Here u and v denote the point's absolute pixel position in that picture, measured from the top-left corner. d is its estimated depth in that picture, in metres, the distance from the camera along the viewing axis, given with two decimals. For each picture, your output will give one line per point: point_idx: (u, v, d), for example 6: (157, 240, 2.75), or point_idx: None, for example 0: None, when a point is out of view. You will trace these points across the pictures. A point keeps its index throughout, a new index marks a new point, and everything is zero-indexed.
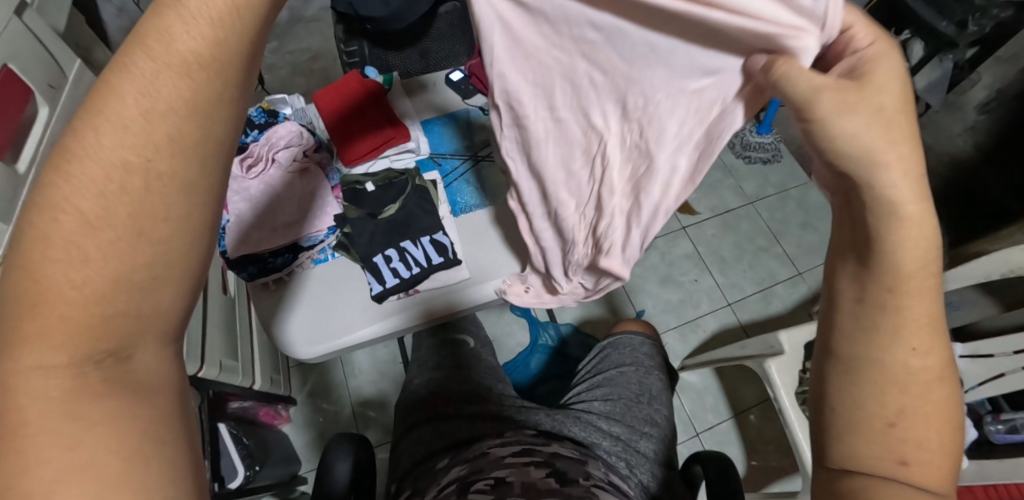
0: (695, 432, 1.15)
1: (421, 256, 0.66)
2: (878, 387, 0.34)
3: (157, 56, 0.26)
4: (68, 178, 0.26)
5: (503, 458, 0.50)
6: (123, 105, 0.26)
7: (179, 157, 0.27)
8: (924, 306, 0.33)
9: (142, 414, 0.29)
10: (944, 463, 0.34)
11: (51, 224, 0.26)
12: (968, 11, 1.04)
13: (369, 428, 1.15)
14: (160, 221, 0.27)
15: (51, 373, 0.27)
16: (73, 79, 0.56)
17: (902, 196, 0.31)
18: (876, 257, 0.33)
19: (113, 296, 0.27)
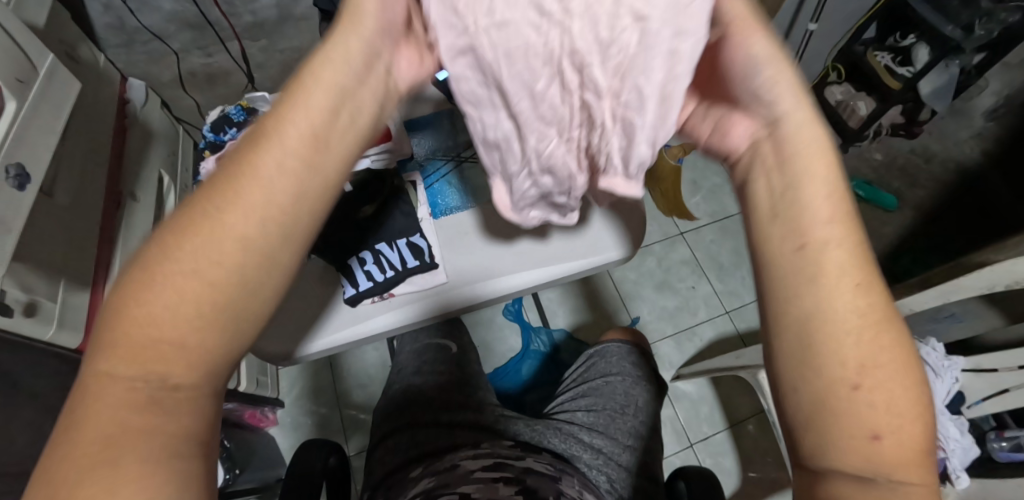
0: (688, 443, 1.13)
1: (397, 258, 0.65)
2: (835, 346, 0.30)
3: (262, 138, 0.29)
4: (176, 224, 0.28)
5: (472, 473, 0.49)
6: (236, 175, 0.28)
7: (260, 228, 0.28)
8: (851, 239, 0.31)
9: (180, 431, 0.27)
10: (915, 432, 0.30)
11: (139, 258, 0.28)
12: (975, 15, 1.11)
13: (356, 432, 1.14)
14: (219, 269, 0.28)
15: (117, 386, 0.26)
16: (44, 72, 0.54)
17: (800, 147, 0.31)
18: (800, 187, 0.31)
19: (173, 326, 0.27)
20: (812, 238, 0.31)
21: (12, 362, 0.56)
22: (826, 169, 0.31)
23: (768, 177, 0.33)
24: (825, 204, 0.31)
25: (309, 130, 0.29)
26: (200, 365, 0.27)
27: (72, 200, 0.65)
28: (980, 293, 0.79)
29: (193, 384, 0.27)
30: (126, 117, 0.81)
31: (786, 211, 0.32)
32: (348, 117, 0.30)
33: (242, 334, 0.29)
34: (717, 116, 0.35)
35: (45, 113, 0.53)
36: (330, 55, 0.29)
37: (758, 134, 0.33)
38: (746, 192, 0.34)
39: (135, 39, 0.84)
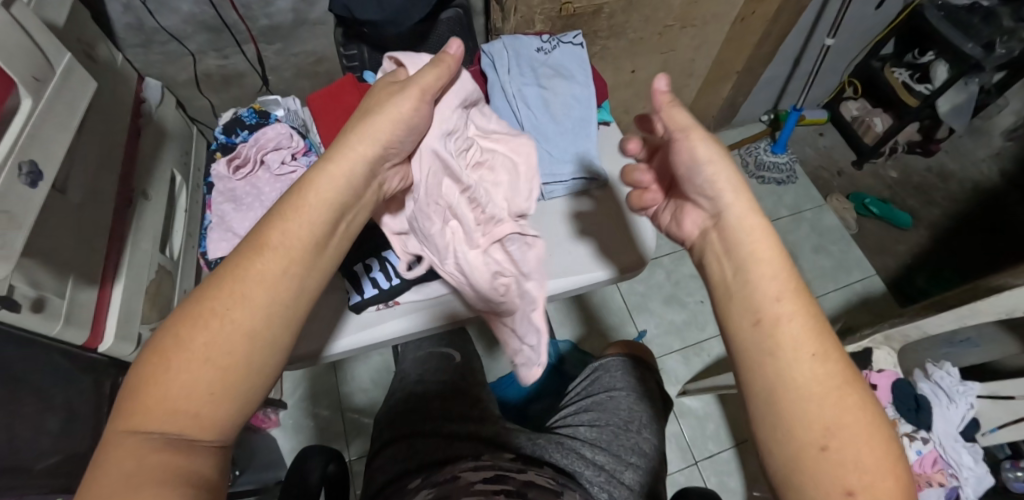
0: (693, 461, 1.11)
1: (403, 267, 0.64)
2: (799, 409, 0.38)
3: (266, 247, 0.40)
4: (199, 312, 0.37)
5: (473, 485, 0.48)
6: (246, 274, 0.39)
7: (265, 314, 0.39)
8: (802, 313, 0.40)
9: (194, 469, 0.35)
10: (891, 484, 0.37)
11: (155, 348, 0.36)
12: (995, 33, 1.09)
13: (357, 437, 1.13)
14: (229, 357, 0.37)
15: (151, 437, 0.35)
16: (61, 71, 0.55)
17: (744, 216, 0.44)
18: (754, 275, 0.42)
19: (187, 399, 0.36)
20: (768, 320, 0.40)
21: (16, 357, 0.56)
22: (768, 251, 0.42)
23: (719, 260, 0.45)
24: (773, 284, 0.41)
25: (309, 240, 0.42)
26: (212, 429, 0.36)
27: (84, 196, 0.65)
28: (997, 318, 0.77)
29: (211, 440, 0.37)
30: (141, 116, 0.82)
31: (739, 296, 0.42)
32: (343, 226, 0.46)
33: (246, 403, 0.38)
34: (676, 209, 0.51)
35: (61, 112, 0.53)
36: (329, 183, 0.44)
37: (706, 224, 0.47)
38: (705, 267, 0.46)
39: (152, 39, 0.85)
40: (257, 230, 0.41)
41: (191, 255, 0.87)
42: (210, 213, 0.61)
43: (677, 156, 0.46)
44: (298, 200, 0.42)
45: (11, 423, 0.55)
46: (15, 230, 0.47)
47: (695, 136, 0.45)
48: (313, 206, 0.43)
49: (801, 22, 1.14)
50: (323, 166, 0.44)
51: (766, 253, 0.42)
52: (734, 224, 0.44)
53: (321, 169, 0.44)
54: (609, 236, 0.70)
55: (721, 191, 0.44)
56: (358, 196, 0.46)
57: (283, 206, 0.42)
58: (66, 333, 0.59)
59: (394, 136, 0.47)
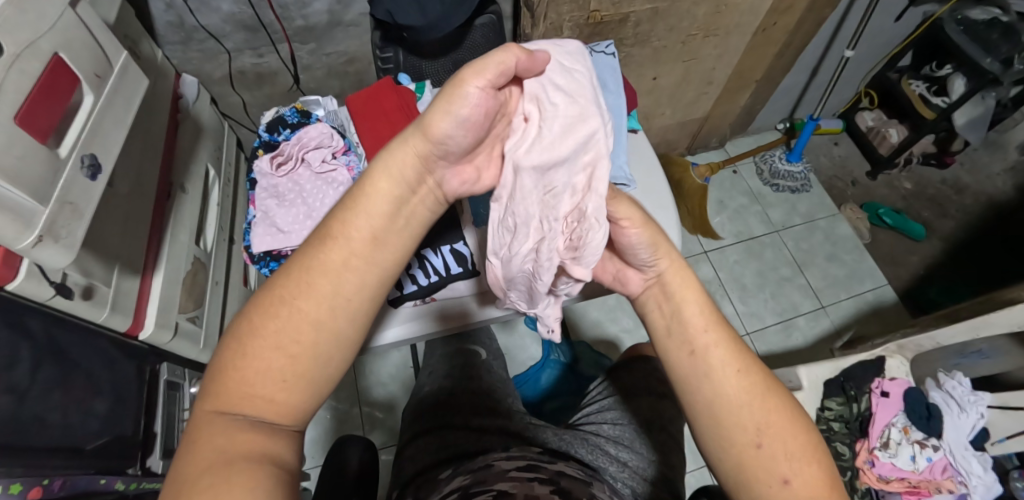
0: (704, 462, 1.12)
1: (441, 265, 0.65)
2: (738, 415, 0.44)
3: (328, 241, 0.41)
4: (273, 303, 0.40)
5: (508, 472, 0.50)
6: (312, 269, 0.40)
7: (326, 308, 0.40)
8: (723, 338, 0.46)
9: (274, 452, 0.38)
10: (812, 472, 0.43)
11: (236, 335, 0.40)
12: (1014, 50, 1.10)
13: (374, 430, 1.15)
14: (298, 345, 0.39)
15: (233, 420, 0.38)
16: (118, 68, 0.57)
17: (674, 265, 0.49)
18: (682, 313, 0.48)
19: (263, 385, 0.39)
20: (700, 351, 0.46)
21: (65, 341, 0.58)
22: (694, 296, 0.48)
23: (660, 308, 0.49)
24: (699, 318, 0.47)
25: (370, 234, 0.42)
26: (286, 413, 0.40)
27: (129, 189, 0.68)
28: (1010, 331, 0.78)
29: (284, 423, 0.40)
30: (178, 111, 0.85)
31: (676, 330, 0.48)
32: (404, 220, 0.44)
33: (316, 392, 0.41)
34: (617, 267, 0.52)
35: (119, 107, 0.56)
36: (386, 176, 0.42)
37: (648, 281, 0.50)
38: (646, 312, 0.51)
39: (192, 37, 0.87)
40: (324, 225, 0.42)
41: (223, 247, 0.90)
42: (254, 209, 0.64)
43: (622, 236, 0.48)
44: (358, 195, 0.42)
45: (62, 404, 0.57)
46: (77, 219, 0.49)
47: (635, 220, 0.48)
48: (374, 201, 0.42)
49: (821, 33, 1.16)
50: (383, 157, 0.43)
51: (691, 293, 0.48)
52: (669, 277, 0.49)
53: (379, 157, 0.43)
54: None
55: (659, 258, 0.49)
56: (415, 190, 0.44)
57: (348, 201, 0.43)
58: (111, 319, 0.62)
59: (447, 136, 0.40)
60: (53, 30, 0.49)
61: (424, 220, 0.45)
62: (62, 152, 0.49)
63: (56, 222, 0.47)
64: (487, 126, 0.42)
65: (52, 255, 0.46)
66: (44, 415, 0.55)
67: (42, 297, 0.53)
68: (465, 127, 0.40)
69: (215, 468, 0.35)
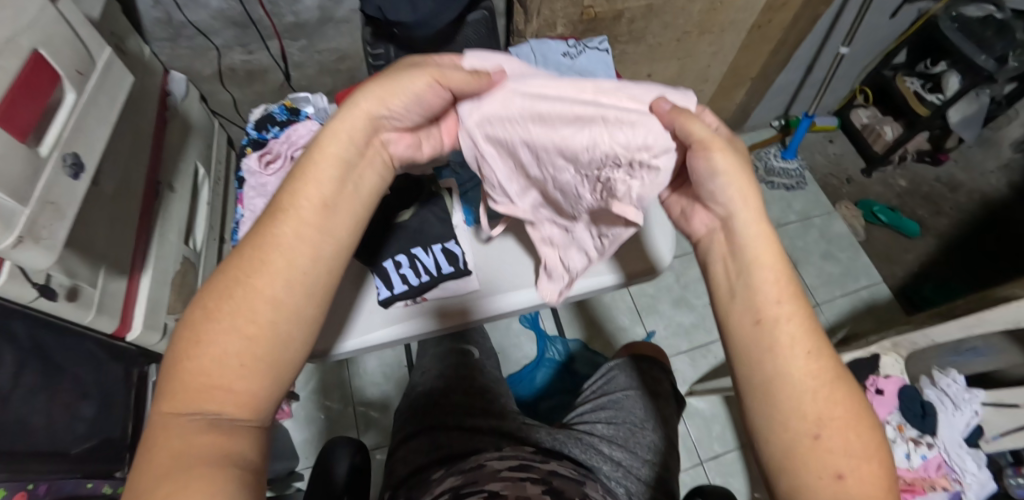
0: (699, 460, 1.12)
1: (431, 264, 0.64)
2: (796, 399, 0.39)
3: (277, 214, 0.39)
4: (224, 289, 0.37)
5: (500, 472, 0.50)
6: (262, 246, 0.38)
7: (279, 284, 0.38)
8: (800, 314, 0.40)
9: (233, 451, 0.35)
10: (872, 474, 0.38)
11: (189, 325, 0.37)
12: (1008, 47, 1.10)
13: (368, 430, 1.14)
14: (255, 326, 0.37)
15: (193, 417, 0.35)
16: (101, 65, 0.56)
17: (749, 211, 0.42)
18: (757, 277, 0.41)
19: (220, 374, 0.36)
20: (770, 321, 0.40)
21: (50, 343, 0.57)
22: (772, 257, 0.42)
23: (725, 264, 0.44)
24: (776, 284, 0.41)
25: (319, 201, 0.40)
26: (247, 404, 0.36)
27: (116, 188, 0.67)
28: (1004, 329, 0.78)
29: (243, 417, 0.36)
30: (167, 109, 0.84)
31: (743, 295, 0.42)
32: (353, 185, 0.42)
33: (279, 381, 0.38)
34: (688, 203, 0.49)
35: (103, 104, 0.55)
36: (335, 141, 0.42)
37: (715, 225, 0.46)
38: (710, 264, 0.45)
39: (180, 33, 0.86)
40: (273, 200, 0.40)
41: (213, 247, 0.89)
42: (242, 208, 0.63)
43: (697, 164, 0.42)
44: (305, 164, 0.41)
45: (47, 408, 0.56)
46: (59, 219, 0.48)
47: (717, 143, 0.41)
48: (324, 167, 0.41)
49: (816, 30, 1.15)
50: (329, 124, 0.42)
51: (770, 255, 0.42)
52: (743, 225, 0.42)
53: (327, 127, 0.42)
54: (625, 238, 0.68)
55: (734, 196, 0.43)
56: (363, 152, 0.43)
57: (292, 173, 0.41)
58: (98, 320, 0.61)
59: (399, 107, 0.43)
60: (33, 26, 0.48)
61: (375, 187, 0.45)
62: (44, 152, 0.48)
63: (36, 222, 0.45)
64: (440, 107, 0.46)
65: (32, 256, 0.45)
66: (28, 418, 0.54)
67: (25, 298, 0.51)
68: (413, 102, 0.43)
69: (172, 476, 0.33)
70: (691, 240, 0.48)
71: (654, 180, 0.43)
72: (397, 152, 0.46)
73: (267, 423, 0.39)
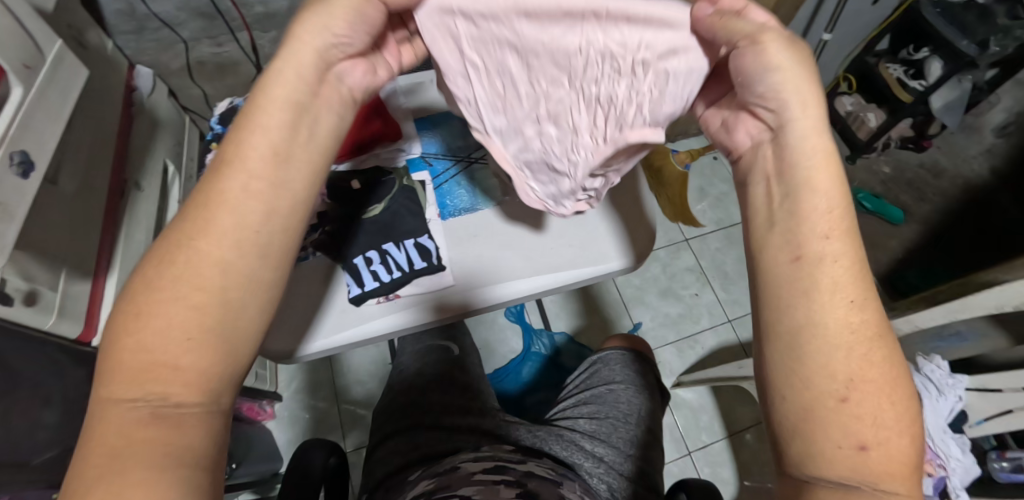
0: (687, 451, 1.12)
1: (404, 259, 0.62)
2: (828, 353, 0.35)
3: (221, 169, 0.37)
4: (169, 254, 0.35)
5: (473, 475, 0.51)
6: (211, 201, 0.36)
7: (227, 244, 0.36)
8: (852, 257, 0.36)
9: (180, 445, 0.32)
10: (904, 445, 0.34)
11: (131, 296, 0.35)
12: (990, 32, 1.10)
13: (352, 429, 1.12)
14: (202, 294, 0.35)
15: (126, 406, 0.32)
16: (50, 60, 0.54)
17: (808, 115, 0.38)
18: (806, 204, 0.37)
19: (163, 349, 0.33)
20: (812, 259, 0.36)
21: None
22: (826, 183, 0.37)
23: (767, 185, 0.40)
24: (832, 214, 0.37)
25: (270, 151, 0.38)
26: (196, 383, 0.34)
27: (77, 187, 0.64)
28: (986, 314, 0.78)
29: (193, 401, 0.34)
30: (132, 105, 0.81)
31: (784, 225, 0.38)
32: (308, 132, 0.40)
33: (231, 361, 0.36)
34: (731, 112, 0.43)
35: (52, 100, 0.53)
36: (281, 83, 0.39)
37: (763, 135, 0.41)
38: (749, 188, 0.41)
39: (145, 26, 0.83)
40: (216, 153, 0.37)
41: None
42: None
43: (743, 61, 0.37)
44: (251, 110, 0.38)
45: None
46: (7, 221, 0.46)
47: (770, 36, 0.37)
48: (270, 112, 0.38)
49: (798, 17, 1.14)
50: (273, 65, 0.39)
51: (828, 180, 0.37)
52: (797, 137, 0.38)
53: (272, 70, 0.39)
54: (625, 218, 0.66)
55: (795, 92, 0.37)
56: (317, 92, 0.40)
57: (237, 123, 0.38)
58: (59, 325, 0.59)
59: (345, 30, 0.39)
60: None
61: (332, 135, 0.41)
62: None
63: None
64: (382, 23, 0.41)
65: None
66: None
67: None
68: (356, 20, 0.39)
69: (114, 475, 0.30)
70: (732, 156, 0.44)
71: (663, 88, 0.39)
72: (357, 86, 0.43)
73: (224, 407, 0.36)
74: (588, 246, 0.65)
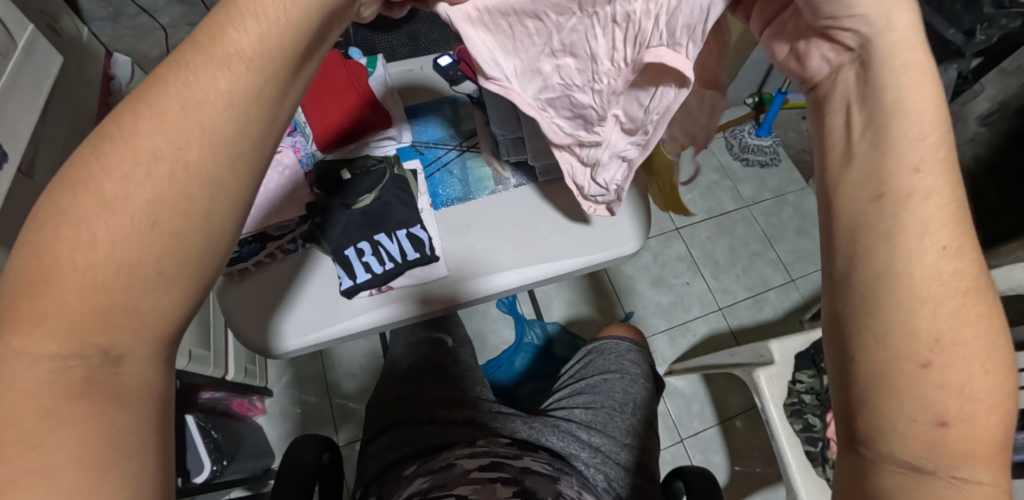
0: (679, 439, 1.13)
1: (396, 250, 0.61)
2: (898, 307, 0.28)
3: (214, 54, 0.26)
4: (128, 160, 0.25)
5: (469, 473, 0.50)
6: (201, 96, 0.26)
7: (211, 154, 0.26)
8: (951, 193, 0.29)
9: (119, 424, 0.25)
10: (996, 422, 0.27)
11: (70, 200, 0.24)
12: (978, 20, 1.01)
13: (344, 423, 1.11)
14: (184, 216, 0.26)
15: (37, 364, 0.24)
16: (21, 46, 0.52)
17: (908, 41, 0.30)
18: (888, 129, 0.30)
19: (125, 281, 0.25)
20: (893, 190, 0.29)
21: None
22: (931, 110, 0.30)
23: (848, 111, 0.33)
24: (928, 138, 0.29)
25: (285, 54, 0.28)
26: (152, 329, 0.26)
27: (52, 179, 0.62)
28: None
29: (139, 352, 0.26)
30: (110, 95, 0.79)
31: (865, 161, 0.31)
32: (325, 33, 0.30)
33: (191, 298, 0.27)
34: (794, 40, 0.37)
35: (23, 86, 0.51)
36: None
37: (838, 60, 0.34)
38: (825, 119, 0.34)
39: (122, 12, 0.80)
40: (206, 38, 0.26)
41: None
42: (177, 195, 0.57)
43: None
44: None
45: None
46: None
47: None
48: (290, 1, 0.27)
49: None
50: None
51: (925, 106, 0.30)
52: (882, 52, 0.31)
53: None
54: (629, 208, 0.66)
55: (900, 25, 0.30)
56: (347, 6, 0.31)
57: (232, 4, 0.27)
58: None
59: None
60: None
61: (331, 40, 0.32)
62: None
63: None
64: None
65: None
66: None
67: None
68: None
69: (38, 457, 0.23)
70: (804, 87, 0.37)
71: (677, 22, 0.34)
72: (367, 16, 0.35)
73: (168, 357, 0.28)
74: (595, 233, 0.64)
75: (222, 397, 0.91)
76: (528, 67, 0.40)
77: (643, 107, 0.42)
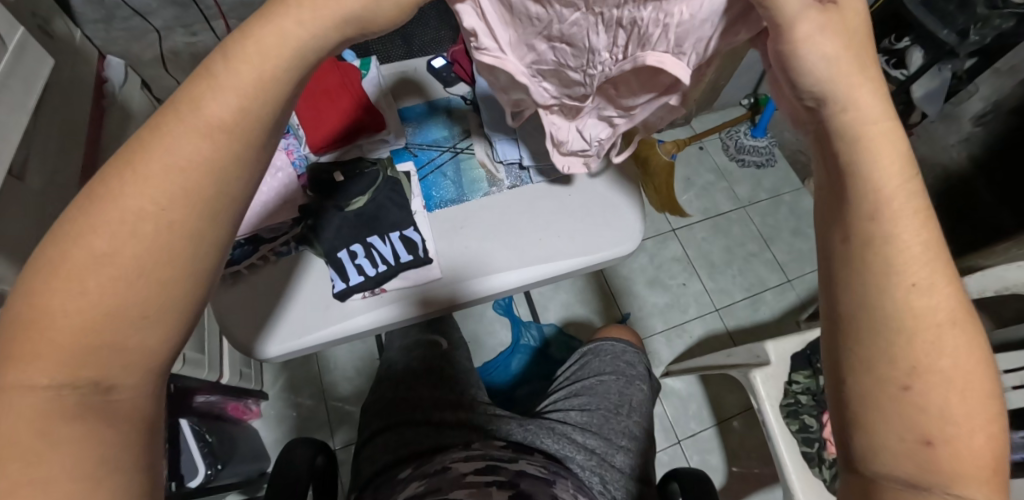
0: (676, 440, 1.13)
1: (390, 253, 0.61)
2: (872, 333, 0.28)
3: (193, 108, 0.26)
4: (114, 217, 0.25)
5: (464, 477, 0.50)
6: (182, 154, 0.26)
7: (196, 211, 0.26)
8: (914, 229, 0.28)
9: (110, 452, 0.25)
10: (986, 443, 0.28)
11: (66, 253, 0.24)
12: (970, 20, 1.00)
13: (341, 426, 1.11)
14: (169, 267, 0.26)
15: (28, 393, 0.24)
16: (10, 52, 0.52)
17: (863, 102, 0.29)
18: (854, 169, 0.29)
19: (114, 334, 0.25)
20: (856, 238, 0.29)
21: None
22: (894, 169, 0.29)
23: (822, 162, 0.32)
24: (892, 174, 0.29)
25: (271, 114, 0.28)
26: (140, 364, 0.26)
27: (44, 184, 0.62)
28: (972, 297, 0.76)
29: (128, 383, 0.26)
30: (103, 98, 0.78)
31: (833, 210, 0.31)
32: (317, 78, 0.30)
33: (181, 326, 0.27)
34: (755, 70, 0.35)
35: (12, 92, 0.51)
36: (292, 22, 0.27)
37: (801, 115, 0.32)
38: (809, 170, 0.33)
39: (114, 15, 0.79)
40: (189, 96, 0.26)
41: None
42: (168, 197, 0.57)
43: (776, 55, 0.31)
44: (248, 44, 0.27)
45: None
46: None
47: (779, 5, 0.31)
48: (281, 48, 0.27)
49: None
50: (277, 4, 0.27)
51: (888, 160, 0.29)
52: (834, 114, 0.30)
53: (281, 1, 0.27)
54: (622, 214, 0.65)
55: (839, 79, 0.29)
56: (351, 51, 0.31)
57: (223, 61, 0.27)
58: None
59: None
60: None
61: None
62: None
63: None
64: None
65: None
66: None
67: None
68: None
69: (27, 486, 0.23)
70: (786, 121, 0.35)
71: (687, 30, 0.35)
72: None
73: (159, 383, 0.28)
74: (587, 242, 0.64)
75: (216, 401, 0.91)
76: (521, 40, 0.39)
77: (638, 89, 0.44)
